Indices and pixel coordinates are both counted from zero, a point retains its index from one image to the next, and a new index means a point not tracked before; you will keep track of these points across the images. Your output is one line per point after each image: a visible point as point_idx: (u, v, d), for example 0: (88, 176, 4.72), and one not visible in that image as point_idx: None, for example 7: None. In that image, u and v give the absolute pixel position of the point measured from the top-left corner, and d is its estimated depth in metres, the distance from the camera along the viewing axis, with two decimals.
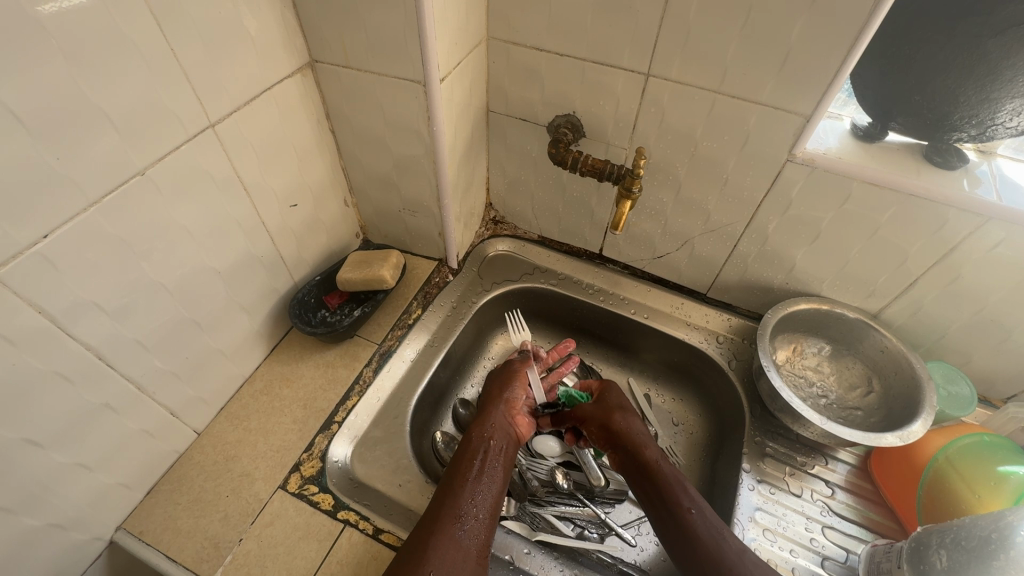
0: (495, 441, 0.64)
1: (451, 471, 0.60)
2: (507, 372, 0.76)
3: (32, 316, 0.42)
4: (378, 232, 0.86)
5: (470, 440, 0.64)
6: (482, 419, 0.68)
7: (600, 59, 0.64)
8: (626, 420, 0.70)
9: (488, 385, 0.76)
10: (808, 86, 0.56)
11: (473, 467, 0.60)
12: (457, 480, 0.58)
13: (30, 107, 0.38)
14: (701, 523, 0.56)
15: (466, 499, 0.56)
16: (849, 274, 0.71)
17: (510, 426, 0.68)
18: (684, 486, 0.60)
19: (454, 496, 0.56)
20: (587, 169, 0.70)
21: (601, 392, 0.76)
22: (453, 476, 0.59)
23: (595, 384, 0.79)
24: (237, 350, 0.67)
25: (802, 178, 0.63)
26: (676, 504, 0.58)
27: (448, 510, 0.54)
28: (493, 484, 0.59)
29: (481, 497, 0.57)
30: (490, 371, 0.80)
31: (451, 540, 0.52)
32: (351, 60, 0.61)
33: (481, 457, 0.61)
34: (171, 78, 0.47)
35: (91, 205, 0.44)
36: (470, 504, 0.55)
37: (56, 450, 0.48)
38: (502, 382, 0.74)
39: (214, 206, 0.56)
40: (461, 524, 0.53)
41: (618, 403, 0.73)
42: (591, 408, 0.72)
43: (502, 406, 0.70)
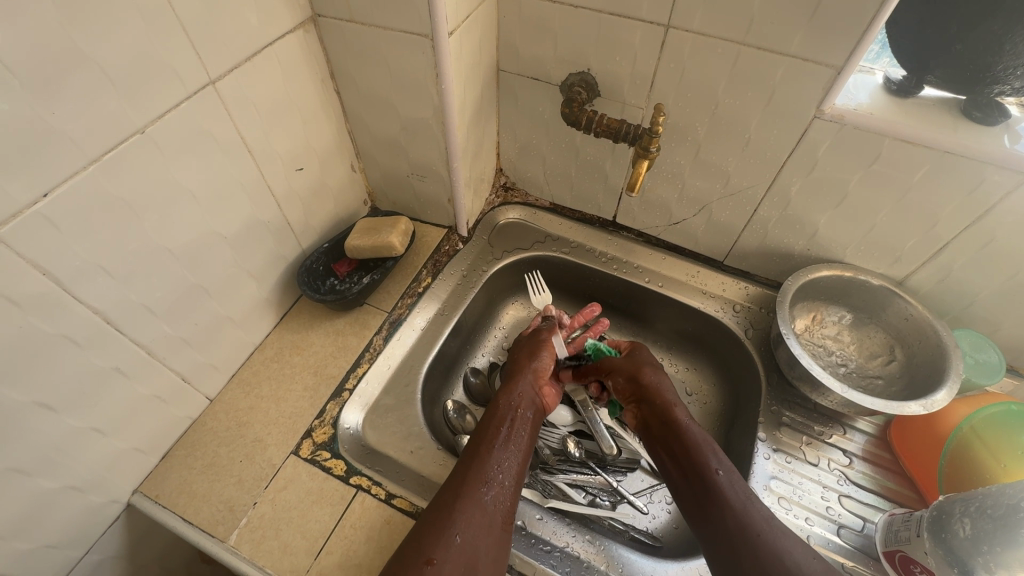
0: (523, 411, 0.63)
1: (475, 437, 0.59)
2: (534, 339, 0.75)
3: (37, 280, 0.42)
4: (386, 199, 0.84)
5: (497, 405, 0.63)
6: (508, 385, 0.67)
7: (617, 10, 0.60)
8: (657, 377, 0.68)
9: (515, 354, 0.74)
10: (842, 34, 0.52)
11: (499, 433, 0.59)
12: (482, 446, 0.57)
13: (19, 57, 0.36)
14: (729, 485, 0.54)
15: (491, 464, 0.55)
16: (875, 239, 0.68)
17: (536, 395, 0.67)
18: (711, 445, 0.58)
19: (479, 462, 0.55)
20: (602, 130, 0.67)
21: (629, 348, 0.74)
22: (478, 441, 0.58)
23: (624, 342, 0.77)
24: (245, 317, 0.66)
25: (829, 136, 0.60)
26: (705, 471, 0.56)
27: (472, 474, 0.54)
28: (518, 453, 0.58)
29: (507, 465, 0.56)
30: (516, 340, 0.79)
31: (476, 504, 0.51)
32: (355, 14, 0.58)
33: (507, 424, 0.61)
34: (167, 31, 0.45)
35: (90, 163, 0.43)
36: (495, 471, 0.55)
37: (69, 414, 0.48)
38: (530, 349, 0.73)
39: (217, 168, 0.55)
40: (484, 488, 0.53)
41: (649, 359, 0.71)
42: (621, 361, 0.71)
43: (530, 375, 0.68)
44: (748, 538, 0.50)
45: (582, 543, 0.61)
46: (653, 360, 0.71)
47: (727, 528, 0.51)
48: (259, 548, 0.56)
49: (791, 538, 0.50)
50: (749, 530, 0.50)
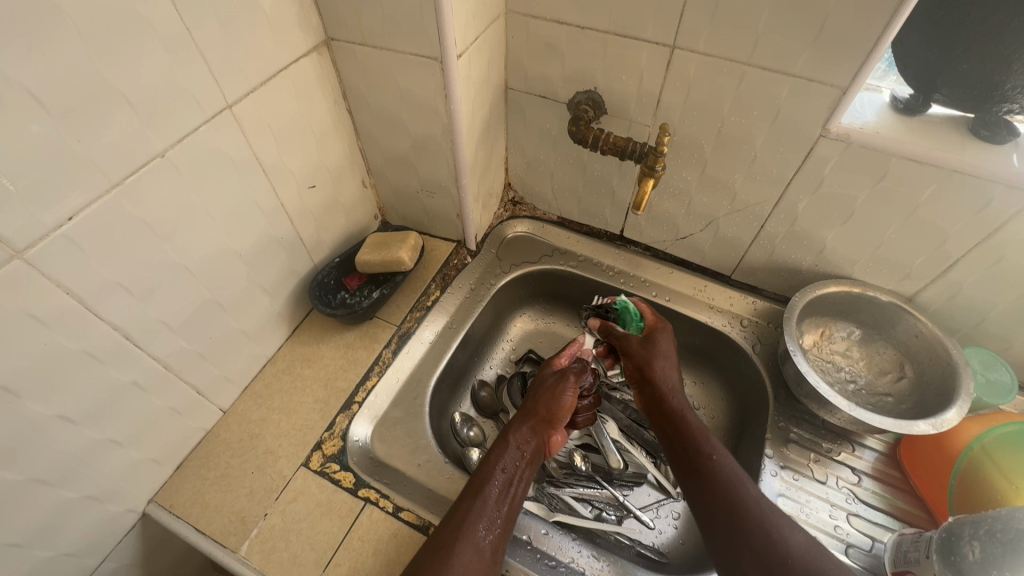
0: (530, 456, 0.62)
1: (476, 476, 0.58)
2: (557, 376, 0.70)
3: (61, 298, 0.44)
4: (396, 214, 0.86)
5: (499, 446, 0.62)
6: (515, 424, 0.65)
7: (623, 31, 0.61)
8: (664, 366, 0.66)
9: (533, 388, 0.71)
10: (846, 56, 0.52)
11: (501, 474, 0.58)
12: (483, 485, 0.56)
13: (50, 90, 0.38)
14: (724, 474, 0.54)
15: (491, 508, 0.55)
16: (883, 256, 0.68)
17: (546, 436, 0.65)
18: (708, 436, 0.58)
19: (481, 504, 0.54)
20: (609, 147, 0.68)
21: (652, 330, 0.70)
22: (478, 480, 0.57)
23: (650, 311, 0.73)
24: (258, 331, 0.68)
25: (836, 154, 0.60)
26: (704, 465, 0.56)
27: (472, 515, 0.53)
28: (516, 495, 0.58)
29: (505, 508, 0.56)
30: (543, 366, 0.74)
31: (473, 546, 0.51)
32: (367, 37, 0.60)
33: (511, 464, 0.60)
34: (188, 61, 0.47)
35: (113, 187, 0.44)
36: (494, 514, 0.54)
37: (89, 427, 0.50)
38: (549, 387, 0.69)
39: (233, 188, 0.56)
40: (483, 530, 0.53)
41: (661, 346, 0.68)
42: (636, 347, 0.69)
43: (544, 416, 0.66)
44: (756, 548, 0.49)
45: (587, 559, 0.61)
46: (663, 348, 0.68)
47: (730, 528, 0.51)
48: (269, 559, 0.57)
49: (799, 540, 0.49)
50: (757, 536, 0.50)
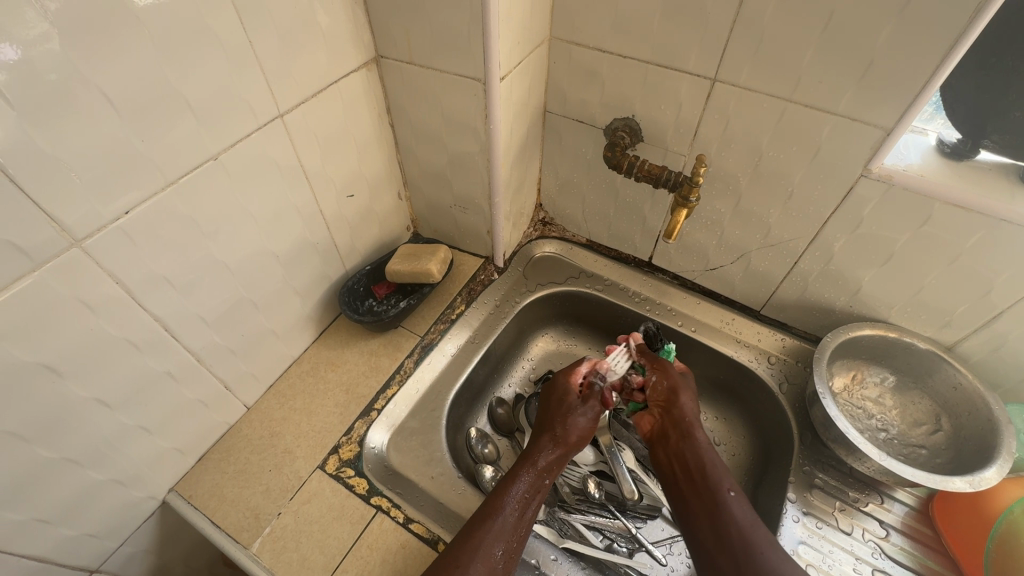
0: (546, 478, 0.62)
1: (493, 496, 0.58)
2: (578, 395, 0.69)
3: (110, 286, 0.46)
4: (428, 227, 0.87)
5: (521, 467, 0.61)
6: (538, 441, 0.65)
7: (665, 62, 0.62)
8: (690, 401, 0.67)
9: (550, 406, 0.69)
10: (890, 97, 0.52)
11: (520, 498, 0.58)
12: (501, 507, 0.56)
13: (121, 92, 0.41)
14: (739, 508, 0.57)
15: (508, 532, 0.55)
16: (922, 302, 0.65)
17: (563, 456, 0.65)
18: (725, 471, 0.61)
19: (498, 527, 0.55)
20: (644, 174, 0.68)
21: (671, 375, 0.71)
22: (497, 499, 0.57)
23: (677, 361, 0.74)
24: (288, 332, 0.70)
25: (877, 195, 0.59)
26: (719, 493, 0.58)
27: (488, 537, 0.54)
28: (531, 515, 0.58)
29: (520, 533, 0.56)
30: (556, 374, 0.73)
31: (485, 567, 0.52)
32: (415, 57, 0.62)
33: (531, 487, 0.60)
34: (249, 70, 0.50)
35: (168, 185, 0.47)
36: (510, 539, 0.55)
37: (123, 412, 0.52)
38: (569, 406, 0.68)
39: (277, 193, 0.59)
40: (498, 554, 0.53)
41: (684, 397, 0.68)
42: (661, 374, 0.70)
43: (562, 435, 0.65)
44: None
45: None
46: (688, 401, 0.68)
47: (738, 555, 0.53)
48: (279, 558, 0.57)
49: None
50: (771, 574, 0.50)
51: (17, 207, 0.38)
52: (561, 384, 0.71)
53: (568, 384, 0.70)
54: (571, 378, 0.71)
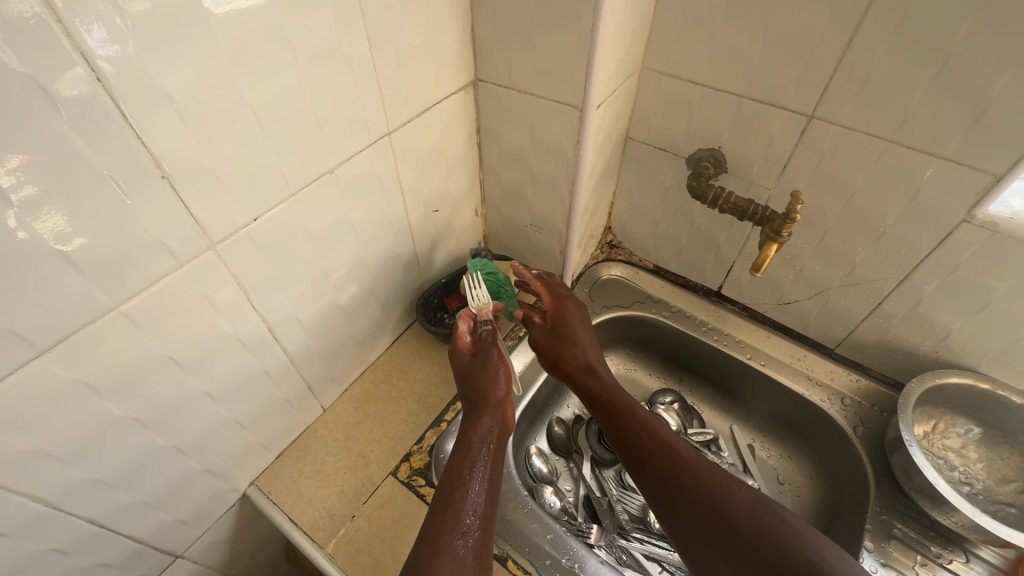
0: (495, 447, 0.52)
1: (443, 486, 0.48)
2: (484, 357, 0.58)
3: (231, 288, 0.48)
4: (499, 243, 0.89)
5: (463, 443, 0.52)
6: (470, 414, 0.55)
7: (760, 97, 0.62)
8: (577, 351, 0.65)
9: (462, 384, 0.59)
10: (1006, 144, 0.51)
11: (471, 475, 0.49)
12: (459, 491, 0.47)
13: (267, 109, 0.44)
14: (653, 438, 0.55)
15: (470, 515, 0.46)
16: (1020, 354, 0.63)
17: (502, 421, 0.55)
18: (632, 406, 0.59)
19: (455, 511, 0.46)
20: (729, 207, 0.69)
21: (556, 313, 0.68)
22: (451, 483, 0.48)
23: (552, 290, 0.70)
24: (366, 338, 0.72)
25: (978, 242, 0.58)
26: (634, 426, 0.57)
27: (447, 525, 0.44)
28: (495, 488, 0.49)
29: (483, 513, 0.46)
30: (452, 353, 0.61)
31: (451, 557, 0.42)
32: (513, 82, 0.64)
33: (483, 462, 0.50)
34: (369, 90, 0.52)
35: (291, 195, 0.50)
36: (473, 523, 0.45)
37: (224, 406, 0.54)
38: (482, 372, 0.57)
39: (376, 205, 0.61)
40: (460, 541, 0.44)
41: (571, 332, 0.66)
42: (546, 339, 0.68)
43: (497, 402, 0.55)
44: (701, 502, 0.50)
45: None
46: (574, 334, 0.66)
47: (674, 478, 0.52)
48: (353, 561, 0.59)
49: (831, 548, 0.46)
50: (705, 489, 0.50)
51: (173, 214, 0.41)
52: (460, 360, 0.61)
53: (465, 355, 0.61)
54: (460, 347, 0.62)
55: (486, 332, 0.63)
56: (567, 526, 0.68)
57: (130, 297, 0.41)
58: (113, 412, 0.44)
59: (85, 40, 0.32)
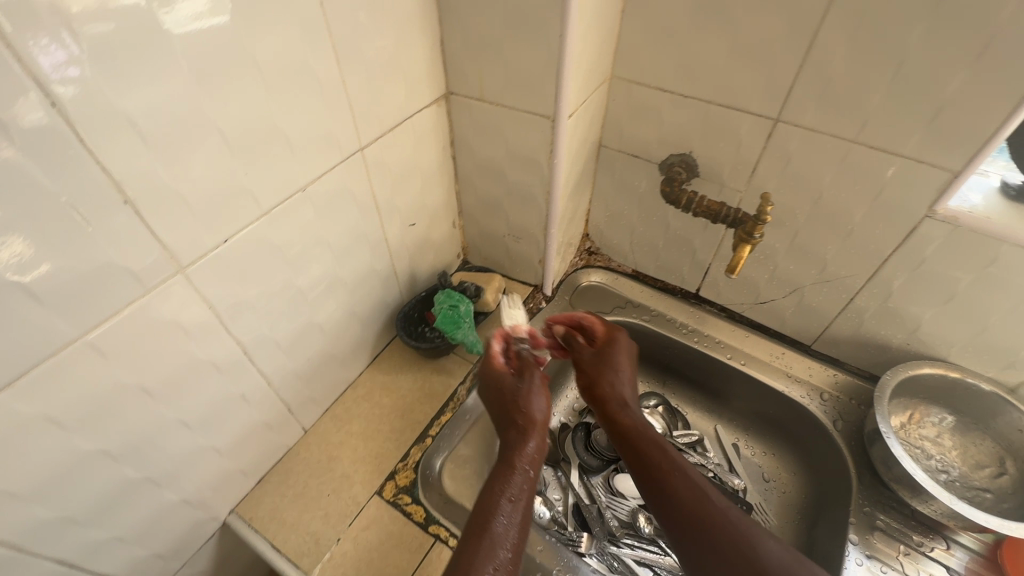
0: (531, 479, 0.54)
1: (479, 510, 0.50)
2: (524, 380, 0.64)
3: (203, 311, 0.47)
4: (478, 255, 0.89)
5: (501, 472, 0.54)
6: (510, 441, 0.58)
7: (727, 102, 0.64)
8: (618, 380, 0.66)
9: (500, 404, 0.62)
10: (962, 140, 0.53)
11: (508, 506, 0.50)
12: (491, 521, 0.48)
13: (233, 130, 0.43)
14: (685, 480, 0.54)
15: (502, 547, 0.46)
16: (986, 342, 0.65)
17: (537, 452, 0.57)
18: (663, 446, 0.58)
19: (490, 541, 0.47)
20: (702, 210, 0.70)
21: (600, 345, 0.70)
22: (484, 512, 0.49)
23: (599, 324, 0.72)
24: (346, 356, 0.71)
25: (941, 236, 0.59)
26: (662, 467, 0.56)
27: (480, 555, 0.45)
28: (526, 522, 0.50)
29: (515, 543, 0.47)
30: (484, 371, 0.66)
31: None
32: (485, 94, 0.64)
33: (517, 494, 0.51)
34: (338, 106, 0.52)
35: (262, 215, 0.49)
36: (505, 555, 0.46)
37: (199, 433, 0.53)
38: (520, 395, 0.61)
39: (351, 222, 0.61)
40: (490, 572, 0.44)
41: (614, 361, 0.67)
42: (590, 359, 0.69)
43: (534, 430, 0.59)
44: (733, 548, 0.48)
45: None
46: (617, 362, 0.67)
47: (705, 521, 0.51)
48: None
49: None
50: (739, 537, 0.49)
51: (138, 238, 0.40)
52: (500, 377, 0.64)
53: (503, 373, 0.64)
54: (495, 366, 0.65)
55: (524, 351, 0.68)
56: (557, 536, 0.68)
57: (95, 325, 0.39)
58: (80, 447, 0.42)
59: (37, 61, 0.31)
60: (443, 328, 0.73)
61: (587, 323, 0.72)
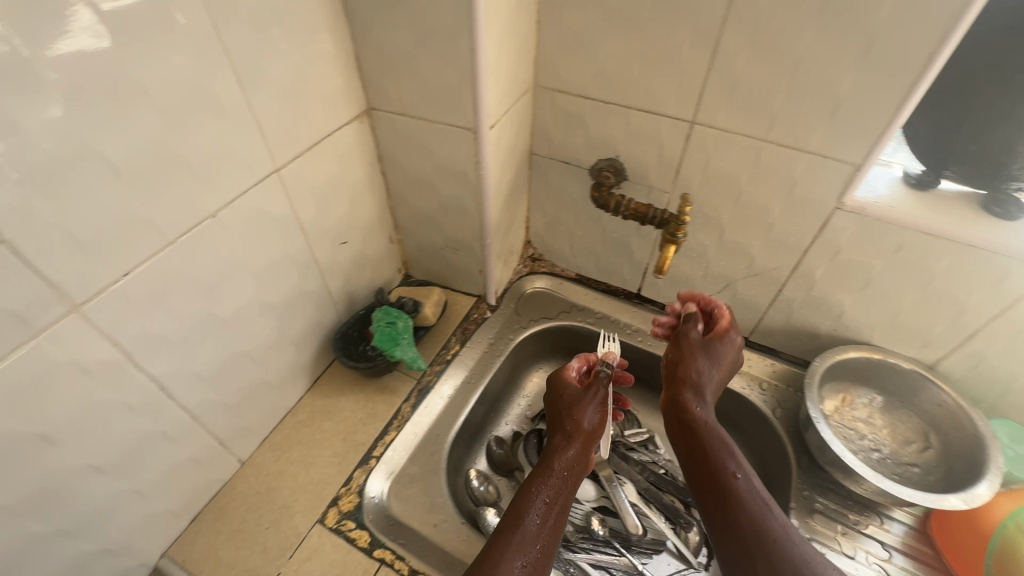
0: (569, 484, 0.59)
1: (515, 505, 0.56)
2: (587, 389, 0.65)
3: (106, 349, 0.45)
4: (419, 269, 0.88)
5: (539, 473, 0.59)
6: (557, 443, 0.62)
7: (644, 106, 0.65)
8: (700, 372, 0.64)
9: (557, 406, 0.66)
10: (859, 135, 0.55)
11: (541, 506, 0.56)
12: (523, 518, 0.54)
13: (124, 160, 0.41)
14: (746, 492, 0.55)
15: (531, 543, 0.52)
16: (902, 324, 0.68)
17: (582, 458, 0.62)
18: (731, 450, 0.58)
19: (521, 535, 0.52)
20: (631, 213, 0.71)
21: (715, 334, 0.66)
22: (518, 509, 0.55)
23: (726, 315, 0.68)
24: (281, 382, 0.69)
25: (851, 226, 0.62)
26: (723, 473, 0.56)
27: (512, 547, 0.51)
28: (556, 525, 0.55)
29: (545, 541, 0.53)
30: (555, 377, 0.69)
31: None
32: (405, 108, 0.64)
33: (550, 496, 0.57)
34: (246, 128, 0.51)
35: (168, 245, 0.47)
36: (534, 549, 0.52)
37: (116, 476, 0.50)
38: (577, 403, 0.65)
39: (273, 245, 0.59)
40: (518, 567, 0.50)
41: (714, 353, 0.65)
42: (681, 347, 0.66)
43: (579, 438, 0.62)
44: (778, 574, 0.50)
45: None
46: (714, 356, 0.65)
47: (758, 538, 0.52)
48: None
49: None
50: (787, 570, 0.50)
51: (20, 279, 0.38)
52: (566, 384, 0.67)
53: (569, 384, 0.67)
54: (567, 376, 0.68)
55: (605, 373, 0.66)
56: None
57: None
58: None
59: None
60: (382, 345, 0.72)
61: (717, 313, 0.69)
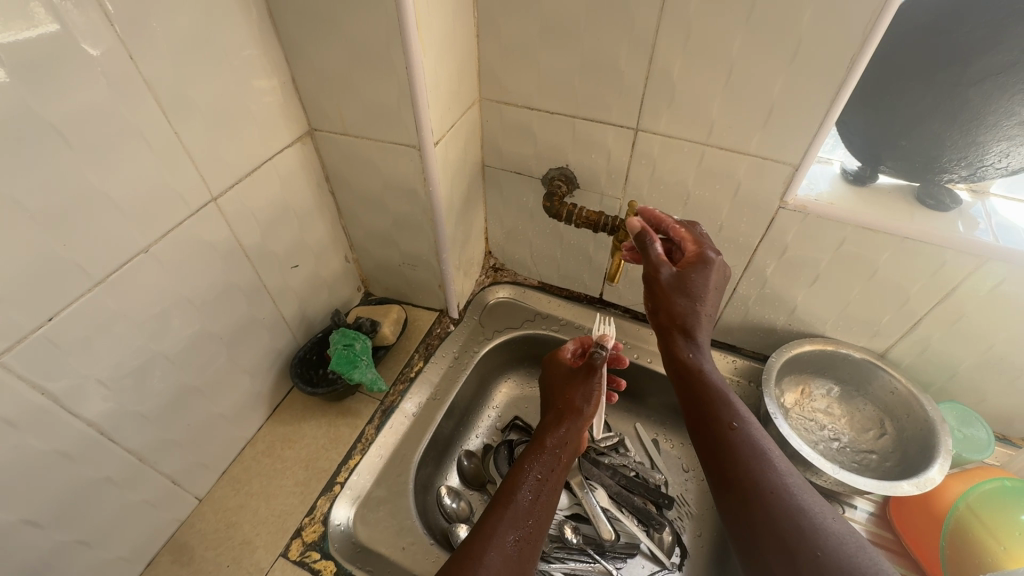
0: (562, 461, 0.61)
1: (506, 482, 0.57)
2: (580, 370, 0.69)
3: (34, 399, 0.43)
4: (379, 286, 0.87)
5: (531, 451, 0.61)
6: (549, 424, 0.65)
7: (588, 115, 0.66)
8: (683, 309, 0.57)
9: (552, 393, 0.70)
10: (794, 136, 0.57)
11: (533, 481, 0.57)
12: (514, 493, 0.55)
13: (37, 204, 0.40)
14: (743, 443, 0.51)
15: (523, 517, 0.53)
16: (851, 315, 0.70)
17: (575, 437, 0.64)
18: (729, 400, 0.54)
19: (514, 508, 0.54)
20: (582, 221, 0.71)
21: (686, 263, 0.58)
22: (509, 487, 0.56)
23: (688, 236, 0.60)
24: (237, 413, 0.67)
25: (795, 225, 0.64)
26: (719, 423, 0.53)
27: (505, 519, 0.52)
28: (548, 502, 0.56)
29: (536, 514, 0.54)
30: (552, 368, 0.74)
31: (500, 552, 0.49)
32: (348, 128, 0.63)
33: (542, 472, 0.59)
34: (176, 159, 0.49)
35: (95, 285, 0.45)
36: (525, 520, 0.53)
37: (55, 528, 0.48)
38: (568, 385, 0.69)
39: (217, 275, 0.57)
40: (512, 541, 0.51)
41: (694, 288, 0.56)
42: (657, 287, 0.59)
43: (575, 419, 0.65)
44: (784, 531, 0.45)
45: None
46: (696, 290, 0.57)
47: (760, 491, 0.48)
48: None
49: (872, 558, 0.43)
50: (789, 524, 0.45)
51: None
52: (561, 369, 0.72)
53: (562, 369, 0.72)
54: (562, 360, 0.73)
55: (598, 355, 0.69)
56: None
57: None
58: None
59: None
60: (340, 369, 0.70)
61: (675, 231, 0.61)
